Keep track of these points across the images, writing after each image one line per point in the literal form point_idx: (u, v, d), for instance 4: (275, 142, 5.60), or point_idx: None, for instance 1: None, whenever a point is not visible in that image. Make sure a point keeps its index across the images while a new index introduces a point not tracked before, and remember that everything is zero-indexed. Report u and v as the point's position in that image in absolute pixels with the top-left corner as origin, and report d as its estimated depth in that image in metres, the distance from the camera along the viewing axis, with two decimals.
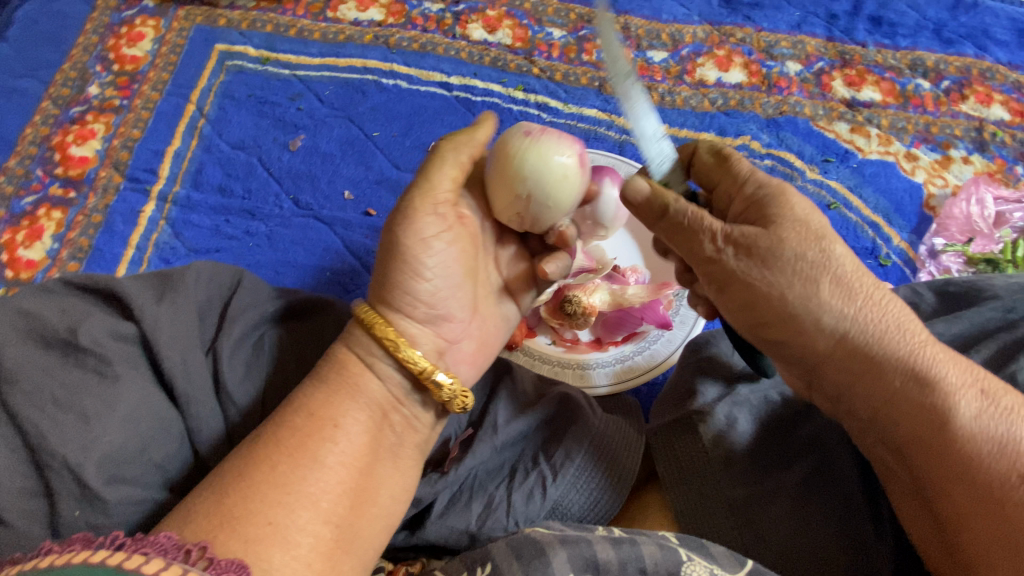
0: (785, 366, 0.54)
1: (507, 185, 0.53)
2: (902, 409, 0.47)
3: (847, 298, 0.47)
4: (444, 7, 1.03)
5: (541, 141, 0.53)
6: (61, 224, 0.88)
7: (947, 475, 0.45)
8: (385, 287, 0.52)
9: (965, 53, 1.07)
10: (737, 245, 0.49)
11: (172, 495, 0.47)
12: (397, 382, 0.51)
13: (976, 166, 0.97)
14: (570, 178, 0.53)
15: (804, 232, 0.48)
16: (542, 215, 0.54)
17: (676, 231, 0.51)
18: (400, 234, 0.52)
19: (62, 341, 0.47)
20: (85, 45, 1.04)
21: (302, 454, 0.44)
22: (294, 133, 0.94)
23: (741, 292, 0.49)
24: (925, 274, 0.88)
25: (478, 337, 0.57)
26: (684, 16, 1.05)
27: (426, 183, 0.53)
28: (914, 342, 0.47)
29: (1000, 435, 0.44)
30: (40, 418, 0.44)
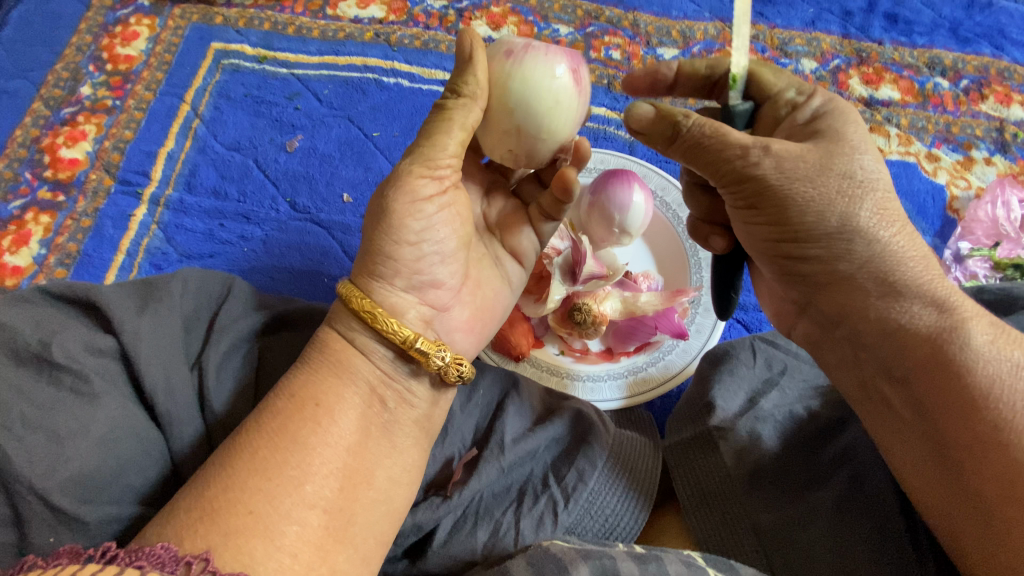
0: (786, 288, 0.55)
1: (500, 119, 0.50)
2: (914, 335, 0.46)
3: (880, 222, 0.47)
4: (447, 4, 1.00)
5: (528, 61, 0.49)
6: (49, 229, 0.85)
7: (959, 403, 0.44)
8: (367, 259, 0.50)
9: (984, 51, 1.04)
10: (772, 159, 0.46)
11: (152, 510, 0.44)
12: (385, 356, 0.49)
13: (999, 167, 0.94)
14: (563, 94, 0.50)
15: (848, 149, 0.47)
16: (539, 147, 0.52)
17: (694, 152, 0.48)
18: (391, 197, 0.49)
19: (34, 355, 0.44)
20: (78, 44, 1.01)
21: (284, 438, 0.42)
22: (292, 133, 0.91)
23: (771, 207, 0.48)
24: (950, 279, 0.84)
25: (471, 304, 0.55)
26: (695, 12, 1.01)
27: (416, 146, 0.50)
28: (931, 272, 0.47)
29: (1015, 362, 0.44)
30: (6, 439, 0.40)
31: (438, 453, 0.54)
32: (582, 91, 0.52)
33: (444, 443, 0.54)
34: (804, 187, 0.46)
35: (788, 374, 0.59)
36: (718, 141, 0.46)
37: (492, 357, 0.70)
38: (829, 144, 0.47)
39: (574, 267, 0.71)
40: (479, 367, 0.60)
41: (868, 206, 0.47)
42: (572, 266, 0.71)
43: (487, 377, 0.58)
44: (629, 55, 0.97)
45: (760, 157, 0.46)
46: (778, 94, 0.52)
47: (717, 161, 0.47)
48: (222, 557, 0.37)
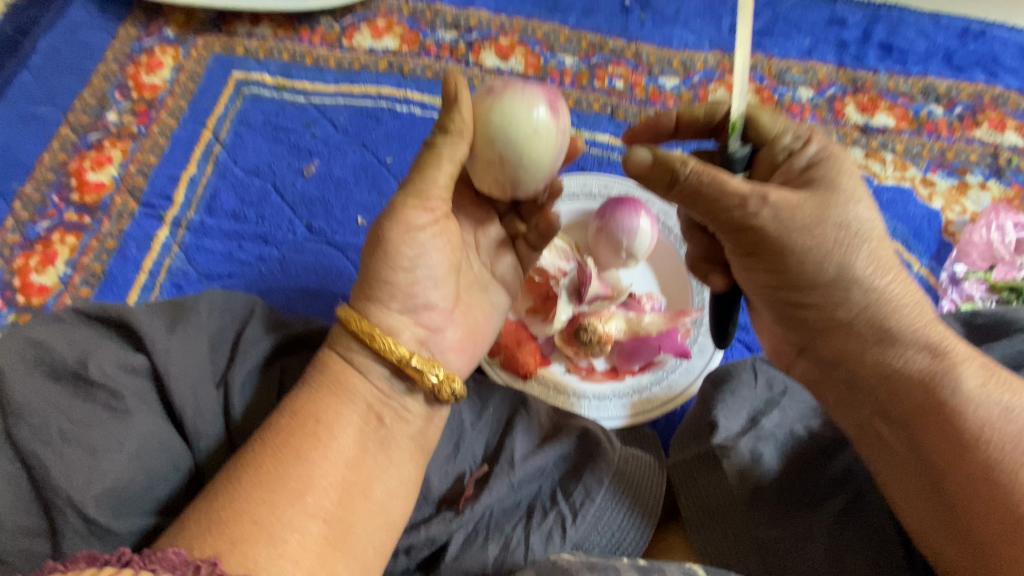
0: (784, 330, 0.57)
1: (485, 151, 0.53)
2: (909, 378, 0.49)
3: (876, 271, 0.50)
4: (457, 35, 1.04)
5: (508, 97, 0.52)
6: (75, 249, 0.88)
7: (953, 443, 0.47)
8: (363, 286, 0.53)
9: (976, 79, 1.07)
10: (770, 209, 0.48)
11: (170, 519, 0.46)
12: (381, 375, 0.51)
13: (993, 192, 0.96)
14: (542, 130, 0.52)
15: (843, 199, 0.50)
16: (523, 176, 0.54)
17: (693, 199, 0.50)
18: (387, 226, 0.52)
19: (71, 373, 0.46)
20: (105, 73, 1.06)
21: (286, 451, 0.45)
22: (308, 158, 0.95)
23: (772, 256, 0.51)
24: (947, 301, 0.86)
25: (462, 324, 0.59)
26: (695, 42, 1.06)
27: (412, 180, 0.53)
28: (924, 318, 0.51)
29: (1005, 404, 0.47)
30: (45, 452, 0.43)
31: (449, 469, 0.56)
32: (562, 124, 0.54)
33: (457, 458, 0.57)
34: (800, 237, 0.49)
35: (790, 395, 0.60)
36: (716, 189, 0.48)
37: (500, 375, 0.72)
38: (825, 194, 0.50)
39: (579, 287, 0.74)
40: (488, 386, 0.62)
41: (864, 255, 0.50)
42: (578, 286, 0.74)
43: (497, 395, 0.61)
44: (632, 84, 1.01)
45: (757, 207, 0.48)
46: (775, 139, 0.53)
47: (716, 208, 0.49)
48: (228, 562, 0.39)
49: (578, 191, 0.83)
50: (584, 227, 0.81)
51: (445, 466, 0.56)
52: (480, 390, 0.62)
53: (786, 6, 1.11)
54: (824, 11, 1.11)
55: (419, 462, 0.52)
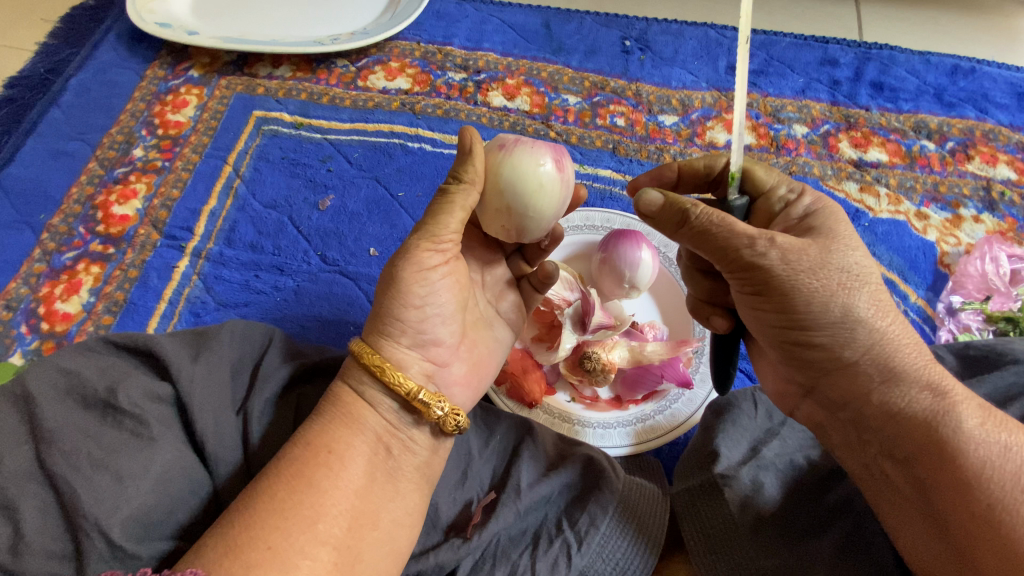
0: (791, 371, 0.57)
1: (494, 201, 0.57)
2: (911, 417, 0.48)
3: (875, 311, 0.50)
4: (466, 76, 1.10)
5: (518, 153, 0.56)
6: (98, 278, 0.92)
7: (957, 482, 0.45)
8: (375, 322, 0.56)
9: (967, 115, 1.11)
10: (777, 251, 0.50)
11: (188, 544, 0.48)
12: (390, 407, 0.53)
13: (987, 225, 0.99)
14: (548, 182, 0.56)
15: (844, 244, 0.52)
16: (529, 224, 0.58)
17: (702, 239, 0.52)
18: (400, 267, 0.55)
19: (101, 400, 0.49)
20: (132, 111, 1.12)
21: (298, 480, 0.47)
22: (324, 193, 0.99)
23: (778, 296, 0.51)
24: (945, 331, 0.87)
25: (468, 359, 0.62)
26: (693, 82, 1.11)
27: (424, 225, 0.56)
28: (923, 357, 0.50)
29: (1006, 443, 0.46)
30: (75, 477, 0.45)
31: (457, 496, 0.58)
32: (567, 177, 0.58)
33: (464, 485, 0.59)
34: (807, 279, 0.50)
35: (788, 424, 0.63)
36: (725, 231, 0.50)
37: (507, 404, 0.74)
38: (826, 240, 0.52)
39: (583, 317, 0.76)
40: (495, 415, 0.64)
41: (865, 297, 0.50)
42: (581, 316, 0.77)
43: (503, 424, 0.63)
44: (633, 122, 1.05)
45: (766, 247, 0.50)
46: (771, 190, 0.59)
47: (726, 248, 0.51)
48: None
49: (581, 223, 0.86)
50: (586, 258, 0.84)
51: (453, 493, 0.58)
52: (487, 418, 0.64)
53: (780, 48, 1.17)
54: (817, 52, 1.17)
55: (424, 493, 0.54)
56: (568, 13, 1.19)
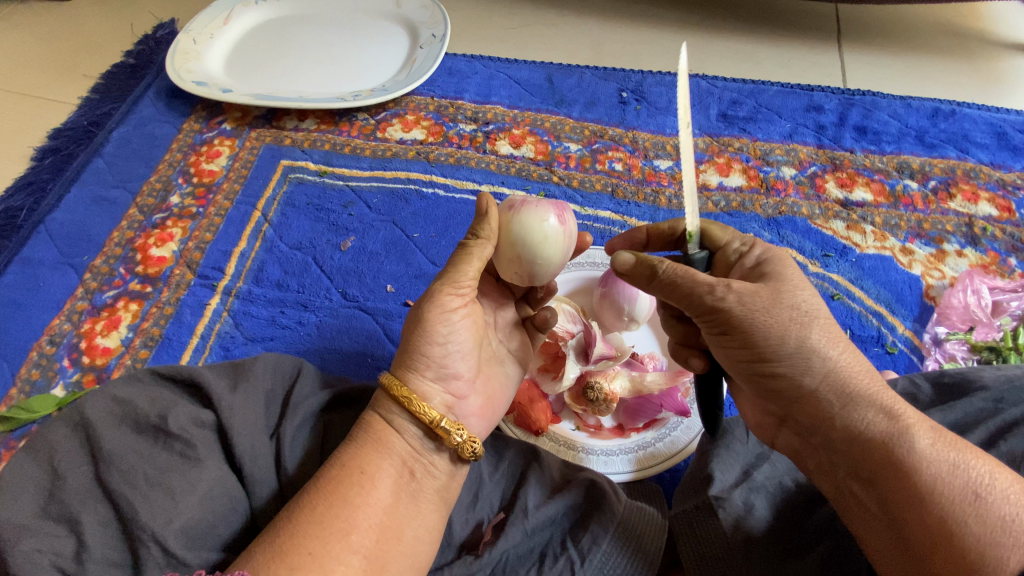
0: (764, 401, 0.62)
1: (507, 252, 0.65)
2: (869, 439, 0.52)
3: (826, 342, 0.56)
4: (476, 127, 1.20)
5: (525, 211, 0.64)
6: (136, 315, 0.99)
7: (913, 497, 0.50)
8: (403, 358, 0.63)
9: (949, 155, 1.18)
10: (734, 294, 0.57)
11: (232, 557, 0.53)
12: (415, 434, 0.60)
13: (970, 258, 1.04)
14: (552, 236, 0.64)
15: (791, 285, 0.59)
16: (539, 269, 0.66)
17: (670, 289, 0.60)
18: (426, 309, 0.62)
19: (152, 426, 0.55)
20: (170, 161, 1.22)
21: (334, 496, 0.53)
22: (346, 235, 1.07)
23: (740, 334, 0.58)
24: (932, 361, 0.92)
25: (484, 393, 0.68)
26: (686, 129, 1.20)
27: (447, 273, 0.64)
28: (876, 383, 0.55)
29: (955, 461, 0.50)
30: (133, 494, 0.51)
31: (469, 517, 0.63)
32: (569, 229, 0.66)
33: (476, 507, 0.64)
34: (764, 318, 0.57)
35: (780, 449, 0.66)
36: (688, 280, 0.58)
37: (514, 432, 0.79)
38: (776, 283, 0.59)
39: (586, 348, 0.82)
40: (503, 441, 0.69)
41: (818, 331, 0.56)
42: (584, 348, 0.82)
43: (512, 449, 0.68)
44: (630, 166, 1.13)
45: (723, 292, 0.57)
46: (726, 245, 0.66)
47: (691, 295, 0.59)
48: None
49: (584, 261, 0.92)
50: (588, 293, 0.90)
51: (465, 514, 0.63)
52: (497, 445, 0.69)
53: (767, 96, 1.26)
54: (802, 99, 1.25)
55: (443, 513, 0.60)
56: (569, 68, 1.29)
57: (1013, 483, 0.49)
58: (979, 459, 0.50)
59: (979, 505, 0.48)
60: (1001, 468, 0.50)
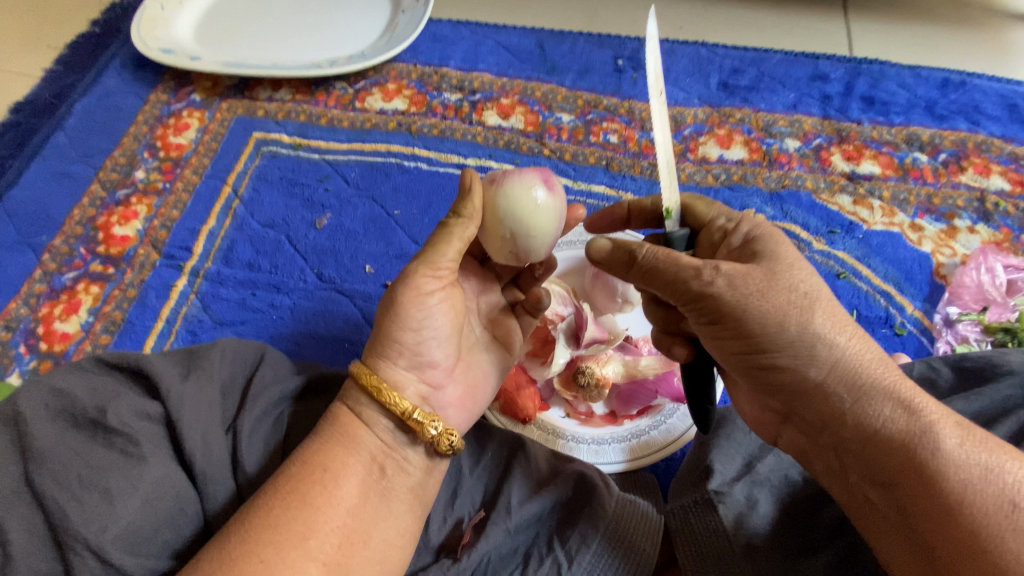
0: (765, 395, 0.56)
1: (497, 230, 0.59)
2: (887, 437, 0.47)
3: (832, 327, 0.51)
4: (462, 97, 1.12)
5: (509, 183, 0.59)
6: (97, 298, 0.93)
7: (939, 505, 0.44)
8: (375, 344, 0.57)
9: (960, 126, 1.12)
10: (724, 277, 0.52)
11: (181, 565, 0.49)
12: (385, 427, 0.55)
13: (982, 235, 0.99)
14: (543, 207, 0.59)
15: (787, 266, 0.53)
16: (533, 245, 0.61)
17: (652, 275, 0.55)
18: (401, 292, 0.57)
19: (90, 420, 0.49)
20: (135, 133, 1.14)
21: (293, 497, 0.48)
22: (321, 212, 1.01)
23: (732, 322, 0.52)
24: (943, 343, 0.88)
25: (463, 383, 0.62)
26: (685, 99, 1.13)
27: (426, 254, 0.58)
28: (892, 373, 0.50)
29: (987, 464, 0.45)
30: (64, 497, 0.45)
31: (448, 516, 0.58)
32: (559, 198, 0.61)
33: (454, 505, 0.59)
34: (759, 302, 0.51)
35: None
36: (672, 264, 0.53)
37: (500, 420, 0.74)
38: (769, 263, 0.53)
39: (577, 332, 0.77)
40: (486, 432, 0.64)
41: (824, 317, 0.51)
42: (574, 331, 0.77)
43: (495, 441, 0.63)
44: (625, 138, 1.07)
45: (712, 276, 0.52)
46: (710, 222, 0.60)
47: (676, 280, 0.53)
48: None
49: (575, 240, 0.85)
50: (580, 273, 0.84)
51: (442, 514, 0.58)
52: (479, 437, 0.64)
53: (770, 64, 1.19)
54: (807, 67, 1.18)
55: (416, 514, 0.55)
56: (561, 34, 1.21)
57: None
58: (1012, 462, 0.45)
59: (1016, 516, 0.43)
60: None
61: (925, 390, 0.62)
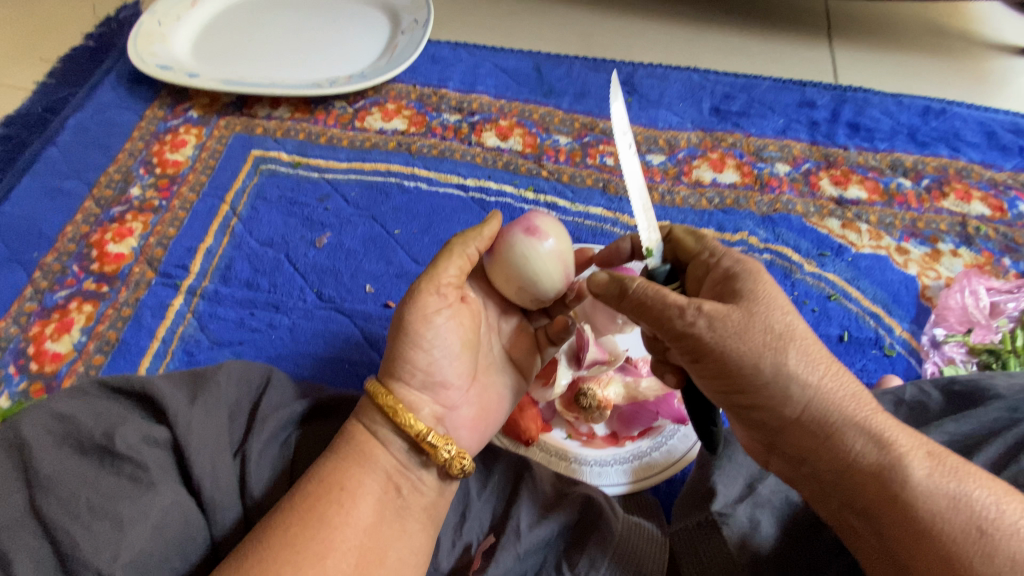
0: (749, 430, 0.55)
1: (504, 285, 0.65)
2: (859, 471, 0.47)
3: (806, 365, 0.50)
4: (461, 118, 1.14)
5: (501, 248, 0.63)
6: (91, 317, 0.91)
7: (913, 535, 0.44)
8: (390, 363, 0.58)
9: (941, 153, 1.16)
10: (705, 318, 0.52)
11: None
12: (400, 447, 0.55)
13: (965, 258, 1.03)
14: (537, 255, 0.62)
15: (765, 306, 0.52)
16: (545, 289, 0.64)
17: (641, 310, 0.55)
18: (408, 313, 0.58)
19: (96, 446, 0.48)
20: (131, 150, 1.13)
21: (310, 516, 0.48)
22: (321, 230, 1.01)
23: (714, 361, 0.52)
24: (930, 364, 0.91)
25: (476, 404, 0.62)
26: (678, 123, 1.16)
27: (431, 272, 0.60)
28: (865, 406, 0.49)
29: (955, 493, 0.44)
30: (74, 525, 0.44)
31: (457, 540, 0.59)
32: (551, 237, 0.63)
33: (463, 529, 0.59)
34: (735, 343, 0.51)
35: None
36: (659, 301, 0.54)
37: (503, 441, 0.75)
38: (749, 303, 0.53)
39: (579, 353, 0.75)
40: (493, 454, 0.65)
41: (794, 354, 0.50)
42: (575, 351, 0.75)
43: (501, 463, 0.63)
44: None
45: (694, 316, 0.52)
46: (698, 255, 0.61)
47: (661, 319, 0.54)
48: None
49: None
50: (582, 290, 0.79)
51: (451, 538, 0.59)
52: (486, 459, 0.65)
53: (760, 90, 1.22)
54: (795, 94, 1.22)
55: (430, 533, 0.55)
56: (558, 58, 1.24)
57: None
58: (980, 488, 0.45)
59: (984, 544, 0.42)
60: (1009, 496, 0.45)
61: (916, 412, 0.64)
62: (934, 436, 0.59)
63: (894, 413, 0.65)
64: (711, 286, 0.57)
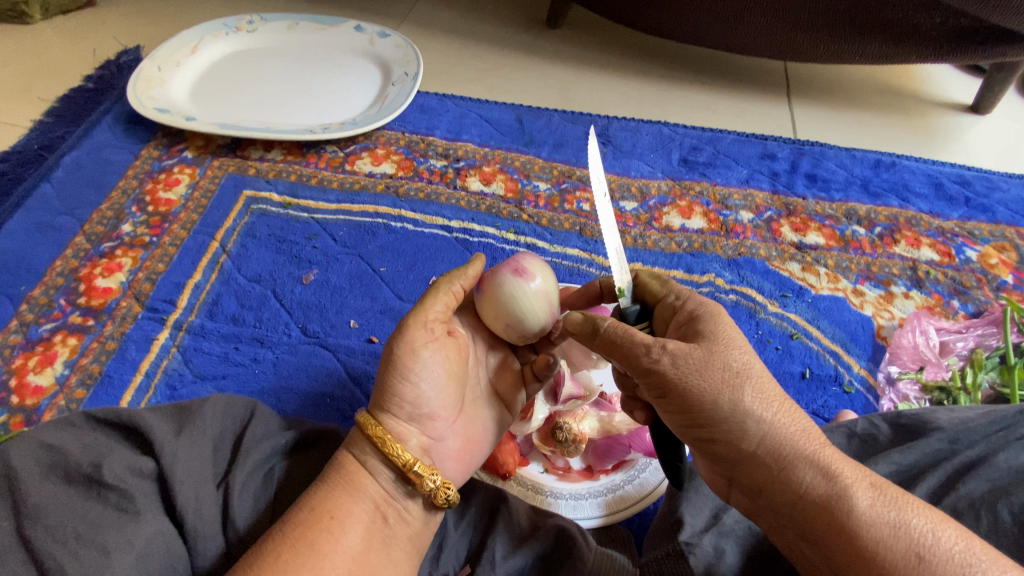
0: (710, 464, 0.58)
1: (493, 322, 0.68)
2: (810, 502, 0.51)
3: (761, 402, 0.54)
4: (447, 163, 1.21)
5: (490, 287, 0.68)
6: (75, 351, 0.92)
7: (858, 561, 0.47)
8: (378, 396, 0.60)
9: (891, 203, 1.26)
10: (668, 356, 0.56)
11: None
12: (388, 477, 0.57)
13: (916, 300, 1.10)
14: (522, 294, 0.67)
15: (723, 345, 0.57)
16: (530, 327, 0.68)
17: (611, 348, 0.60)
18: (396, 347, 0.61)
19: (84, 476, 0.49)
20: (124, 187, 1.17)
21: (301, 543, 0.49)
22: (308, 268, 1.04)
23: (677, 397, 0.56)
24: (887, 400, 0.96)
25: (462, 435, 0.65)
26: (650, 172, 1.24)
27: (420, 307, 0.64)
28: (814, 441, 0.53)
29: (896, 522, 0.48)
30: (61, 553, 0.45)
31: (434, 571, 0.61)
32: (537, 279, 0.68)
33: (440, 560, 0.61)
34: (697, 380, 0.55)
35: None
36: (627, 340, 0.59)
37: (482, 475, 0.77)
38: (709, 342, 0.58)
39: (556, 389, 0.77)
40: (472, 485, 0.67)
41: (750, 391, 0.55)
42: (552, 387, 0.77)
43: (480, 493, 0.66)
44: None
45: (658, 354, 0.57)
46: (663, 298, 0.66)
47: (629, 357, 0.59)
48: None
49: None
50: None
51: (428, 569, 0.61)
52: (465, 490, 0.67)
53: (724, 143, 1.32)
54: (757, 147, 1.32)
55: (414, 563, 0.57)
56: (538, 110, 1.33)
57: (958, 541, 0.47)
58: (918, 516, 0.48)
59: (922, 569, 0.46)
60: (945, 523, 0.48)
61: (867, 443, 0.69)
62: (882, 466, 0.63)
63: (847, 445, 0.69)
64: (677, 327, 0.62)
